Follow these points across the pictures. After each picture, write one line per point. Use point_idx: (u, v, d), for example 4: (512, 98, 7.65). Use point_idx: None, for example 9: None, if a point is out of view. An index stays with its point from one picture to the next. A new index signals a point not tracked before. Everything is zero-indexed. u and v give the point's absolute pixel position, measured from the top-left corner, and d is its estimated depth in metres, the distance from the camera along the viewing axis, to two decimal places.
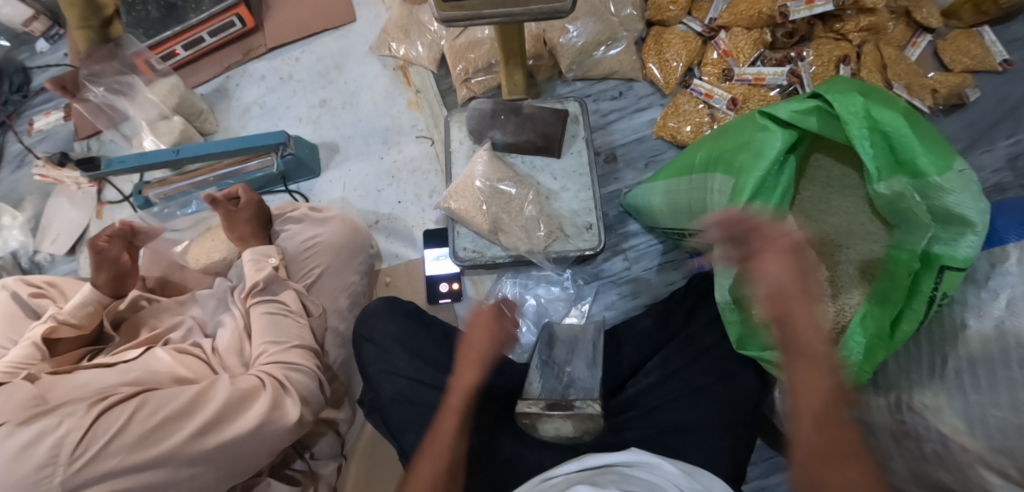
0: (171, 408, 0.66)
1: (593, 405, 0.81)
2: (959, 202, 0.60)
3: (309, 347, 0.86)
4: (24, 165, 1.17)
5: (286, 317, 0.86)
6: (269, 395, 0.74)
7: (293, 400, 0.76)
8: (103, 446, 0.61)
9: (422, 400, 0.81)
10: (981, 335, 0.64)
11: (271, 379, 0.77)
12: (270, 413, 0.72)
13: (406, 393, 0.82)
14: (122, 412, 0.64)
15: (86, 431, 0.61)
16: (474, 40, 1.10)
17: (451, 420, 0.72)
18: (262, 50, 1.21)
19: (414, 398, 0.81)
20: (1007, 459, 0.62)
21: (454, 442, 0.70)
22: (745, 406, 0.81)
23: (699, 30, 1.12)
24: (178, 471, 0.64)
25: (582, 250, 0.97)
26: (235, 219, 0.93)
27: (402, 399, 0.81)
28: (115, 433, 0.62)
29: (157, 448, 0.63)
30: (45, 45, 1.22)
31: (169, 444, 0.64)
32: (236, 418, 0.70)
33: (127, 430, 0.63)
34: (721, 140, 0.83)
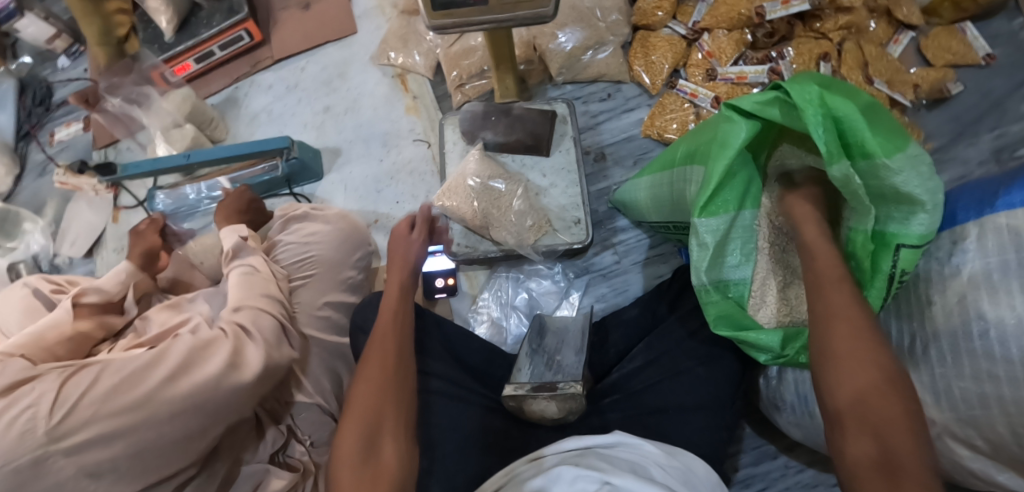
0: (127, 374, 0.67)
1: (575, 385, 0.82)
2: (906, 181, 0.64)
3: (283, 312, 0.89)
4: (46, 173, 1.24)
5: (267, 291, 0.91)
6: (226, 347, 0.76)
7: (252, 352, 0.78)
8: (75, 403, 0.64)
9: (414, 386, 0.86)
10: (944, 311, 0.67)
11: (234, 330, 0.80)
12: (231, 360, 0.75)
13: None
14: (88, 376, 0.66)
15: (58, 393, 0.64)
16: (468, 48, 1.16)
17: (378, 362, 0.76)
18: (269, 62, 1.28)
19: None
20: (972, 429, 0.66)
21: (384, 374, 0.74)
22: (728, 388, 0.83)
23: (684, 32, 1.16)
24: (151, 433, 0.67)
25: (571, 243, 1.01)
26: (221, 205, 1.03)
27: None
28: (78, 401, 0.64)
29: (127, 407, 0.66)
30: (66, 61, 1.30)
31: (135, 404, 0.66)
32: (199, 369, 0.72)
33: (98, 393, 0.65)
34: (697, 133, 0.86)
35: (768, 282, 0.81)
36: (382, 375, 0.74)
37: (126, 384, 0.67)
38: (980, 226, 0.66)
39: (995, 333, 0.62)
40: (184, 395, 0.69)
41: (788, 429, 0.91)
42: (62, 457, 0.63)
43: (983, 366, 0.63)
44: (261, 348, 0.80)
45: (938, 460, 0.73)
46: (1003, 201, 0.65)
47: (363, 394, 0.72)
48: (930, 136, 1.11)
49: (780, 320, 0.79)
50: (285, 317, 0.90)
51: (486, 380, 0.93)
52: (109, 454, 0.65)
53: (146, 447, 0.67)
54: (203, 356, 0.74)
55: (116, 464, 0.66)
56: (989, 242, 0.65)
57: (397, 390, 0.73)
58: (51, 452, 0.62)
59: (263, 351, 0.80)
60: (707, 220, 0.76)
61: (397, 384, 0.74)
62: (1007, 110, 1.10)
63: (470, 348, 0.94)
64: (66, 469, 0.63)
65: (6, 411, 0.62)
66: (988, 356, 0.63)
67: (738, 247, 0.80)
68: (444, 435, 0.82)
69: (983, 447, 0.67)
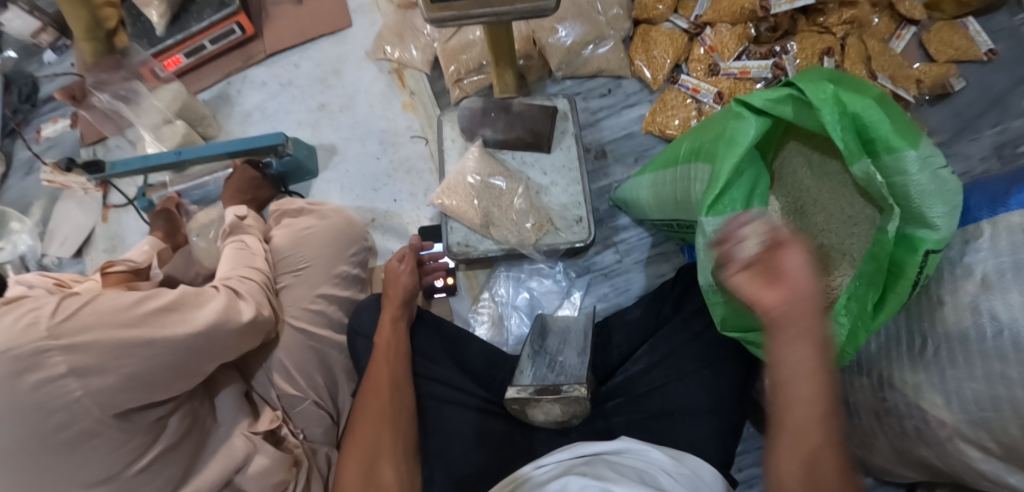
0: (124, 301, 0.65)
1: (579, 389, 0.82)
2: (923, 180, 0.62)
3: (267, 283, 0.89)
4: (33, 171, 1.21)
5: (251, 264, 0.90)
6: (220, 297, 0.76)
7: (247, 306, 0.78)
8: (77, 310, 0.61)
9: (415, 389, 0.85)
10: (956, 312, 0.66)
11: (226, 287, 0.80)
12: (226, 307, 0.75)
13: None
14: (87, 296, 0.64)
15: (58, 304, 0.61)
16: (466, 42, 1.14)
17: (378, 388, 0.77)
18: (262, 57, 1.25)
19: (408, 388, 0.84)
20: (983, 432, 0.65)
21: (383, 397, 0.76)
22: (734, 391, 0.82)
23: (686, 27, 1.14)
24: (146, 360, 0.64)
25: (572, 242, 1.00)
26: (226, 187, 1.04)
27: None
28: (78, 312, 0.61)
29: (126, 331, 0.63)
30: (52, 55, 1.27)
31: (135, 330, 0.64)
32: (198, 310, 0.71)
33: (99, 309, 0.62)
34: (703, 131, 0.85)
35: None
36: (378, 403, 0.76)
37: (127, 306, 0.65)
38: (994, 225, 0.65)
39: (1009, 335, 0.61)
40: (188, 325, 0.68)
41: None
42: (61, 354, 0.59)
43: (995, 368, 0.62)
44: (253, 305, 0.79)
45: (947, 462, 0.71)
46: (1016, 200, 0.65)
47: (364, 424, 0.75)
48: (933, 132, 1.10)
49: None
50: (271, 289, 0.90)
51: (488, 383, 0.91)
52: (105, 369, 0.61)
53: (138, 375, 0.63)
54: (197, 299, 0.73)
55: (111, 384, 0.61)
56: (1002, 240, 0.64)
57: (395, 413, 0.75)
58: (52, 347, 0.58)
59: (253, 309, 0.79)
60: (714, 219, 0.74)
61: (401, 406, 0.76)
62: (1009, 105, 1.09)
63: (471, 350, 0.93)
64: (59, 380, 0.58)
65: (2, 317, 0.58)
66: (1001, 357, 0.62)
67: None
68: (442, 439, 0.82)
69: (996, 450, 0.65)
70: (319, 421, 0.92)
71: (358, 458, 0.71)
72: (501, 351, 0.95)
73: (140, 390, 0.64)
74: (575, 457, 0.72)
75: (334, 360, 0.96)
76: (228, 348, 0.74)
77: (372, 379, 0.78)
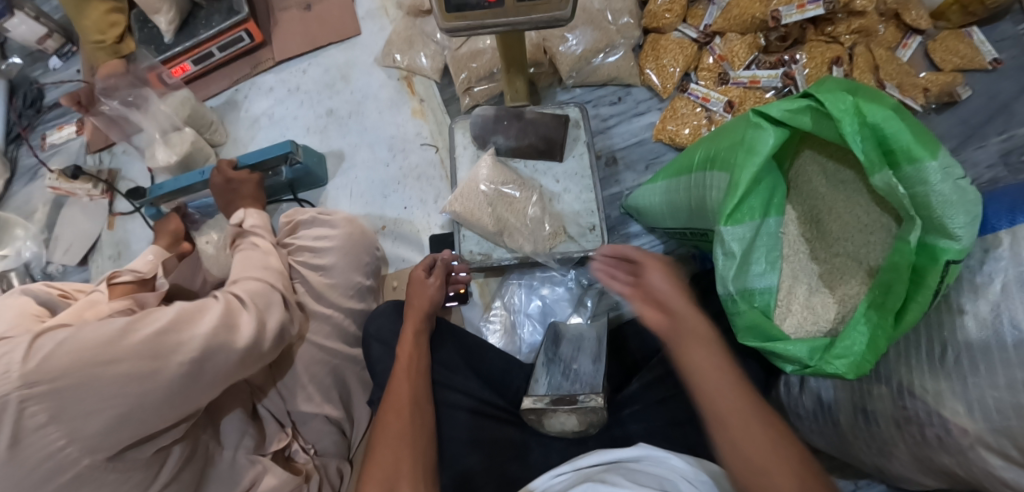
0: (100, 337, 0.63)
1: (596, 398, 0.80)
2: (943, 189, 0.62)
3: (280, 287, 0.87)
4: (37, 177, 1.19)
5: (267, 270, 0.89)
6: (207, 315, 0.73)
7: (248, 316, 0.77)
8: (51, 352, 0.60)
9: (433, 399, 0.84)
10: (977, 322, 0.67)
11: (227, 297, 0.79)
12: (215, 331, 0.71)
13: None
14: (67, 332, 0.63)
15: (31, 347, 0.60)
16: (476, 50, 1.14)
17: (400, 401, 0.77)
18: (270, 64, 1.24)
19: None
20: (1007, 440, 0.64)
21: (405, 415, 0.76)
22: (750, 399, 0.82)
23: (695, 36, 1.15)
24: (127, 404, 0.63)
25: (585, 250, 0.99)
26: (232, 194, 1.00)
27: None
28: (48, 356, 0.60)
29: (99, 372, 0.61)
30: (58, 61, 1.26)
31: (114, 370, 0.62)
32: (187, 331, 0.69)
33: (73, 349, 0.61)
34: (718, 139, 0.86)
35: (789, 289, 0.79)
36: (398, 422, 0.75)
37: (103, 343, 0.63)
38: (1013, 234, 0.66)
39: None
40: (169, 358, 0.66)
41: (808, 436, 0.90)
42: (37, 402, 0.58)
43: (1018, 377, 0.63)
44: (256, 316, 0.78)
45: (970, 470, 0.70)
46: None
47: (387, 439, 0.73)
48: (940, 139, 1.11)
49: (806, 329, 0.77)
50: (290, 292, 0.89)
51: (504, 391, 0.90)
52: (82, 414, 0.60)
53: (133, 416, 0.63)
54: (190, 319, 0.71)
55: (100, 428, 0.61)
56: (1023, 249, 0.65)
57: (416, 433, 0.74)
58: (27, 396, 0.58)
59: (252, 324, 0.77)
60: (733, 228, 0.74)
61: (420, 423, 0.76)
62: (1015, 113, 1.10)
63: (487, 357, 0.92)
64: (42, 429, 0.59)
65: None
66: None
67: (763, 255, 0.78)
68: (456, 449, 0.81)
69: (1018, 458, 0.64)
70: (333, 430, 0.91)
71: (379, 476, 0.70)
72: (513, 358, 0.94)
73: (134, 426, 0.64)
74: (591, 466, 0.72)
75: (346, 369, 0.96)
76: (220, 374, 0.71)
77: (393, 394, 0.78)
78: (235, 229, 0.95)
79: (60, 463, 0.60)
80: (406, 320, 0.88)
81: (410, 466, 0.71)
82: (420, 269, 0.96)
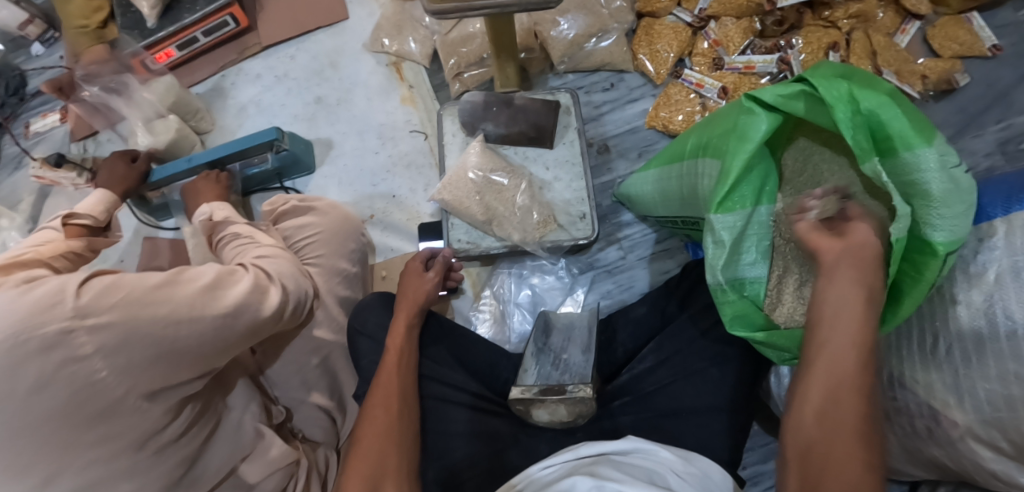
0: (148, 282, 0.60)
1: (584, 389, 0.79)
2: (936, 178, 0.60)
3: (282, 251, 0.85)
4: (22, 167, 1.18)
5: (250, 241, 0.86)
6: (246, 284, 0.71)
7: (275, 289, 0.75)
8: (107, 288, 0.56)
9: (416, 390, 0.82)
10: (970, 311, 0.65)
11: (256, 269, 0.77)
12: (253, 295, 0.70)
13: None
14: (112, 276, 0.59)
15: (85, 281, 0.56)
16: (466, 35, 1.12)
17: (384, 393, 0.75)
18: (256, 49, 1.22)
19: None
20: (997, 432, 0.63)
21: (392, 410, 0.74)
22: (739, 390, 0.81)
23: (689, 20, 1.12)
24: (170, 350, 0.59)
25: (575, 239, 0.98)
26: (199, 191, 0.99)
27: None
28: (111, 294, 0.56)
29: (151, 311, 0.58)
30: (41, 48, 1.24)
31: (160, 312, 0.59)
32: (225, 290, 0.67)
33: (126, 288, 0.58)
34: (710, 126, 0.85)
35: (780, 279, 0.78)
36: (386, 415, 0.73)
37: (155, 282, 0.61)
38: (1010, 224, 0.64)
39: None
40: (212, 310, 0.63)
41: None
42: (87, 335, 0.54)
43: (1009, 367, 0.61)
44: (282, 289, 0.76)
45: (958, 462, 0.69)
46: None
47: (369, 433, 0.72)
48: (937, 127, 1.09)
49: (796, 319, 0.75)
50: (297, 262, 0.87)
51: (491, 382, 0.90)
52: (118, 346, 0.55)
53: (174, 359, 0.60)
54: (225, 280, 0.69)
55: (141, 369, 0.57)
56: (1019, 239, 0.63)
57: (404, 426, 0.73)
58: (77, 328, 0.53)
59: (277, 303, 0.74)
60: (724, 216, 0.74)
61: (403, 416, 0.74)
62: (1013, 101, 1.08)
63: (473, 349, 0.92)
64: (85, 361, 0.54)
65: (21, 292, 0.53)
66: (1017, 357, 0.60)
67: (754, 245, 0.77)
68: (443, 442, 0.80)
69: (1008, 450, 0.63)
70: (319, 423, 0.90)
71: (366, 468, 0.69)
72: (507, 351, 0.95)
73: (166, 372, 0.60)
74: (579, 459, 0.71)
75: (336, 357, 0.93)
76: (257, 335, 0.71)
77: (380, 384, 0.76)
78: (207, 223, 0.91)
79: (88, 403, 0.54)
80: (400, 309, 0.87)
81: (396, 457, 0.70)
82: (418, 261, 0.96)
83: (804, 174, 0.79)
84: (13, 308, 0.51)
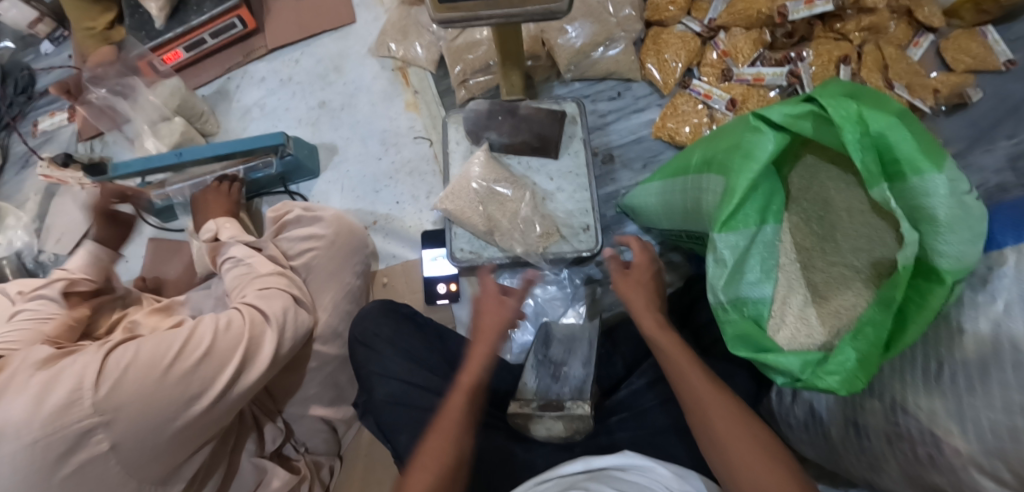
0: (149, 356, 0.68)
1: (583, 406, 0.83)
2: (942, 203, 0.59)
3: (283, 280, 0.90)
4: (29, 166, 1.19)
5: (248, 266, 0.91)
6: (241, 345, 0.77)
7: (270, 335, 0.81)
8: (118, 376, 0.65)
9: (418, 403, 0.81)
10: (976, 340, 0.64)
11: (250, 310, 0.82)
12: (251, 350, 0.78)
13: (399, 395, 0.82)
14: (122, 352, 0.67)
15: (100, 368, 0.65)
16: (472, 41, 1.11)
17: None
18: (263, 52, 1.21)
19: (410, 400, 0.81)
20: (999, 461, 0.62)
21: None
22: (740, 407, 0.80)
23: (699, 30, 1.12)
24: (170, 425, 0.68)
25: (578, 251, 0.98)
26: (205, 207, 1.02)
27: (397, 402, 0.81)
28: (118, 378, 0.65)
29: (156, 391, 0.67)
30: (50, 46, 1.24)
31: (163, 388, 0.68)
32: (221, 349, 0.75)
33: (137, 371, 0.66)
34: (716, 140, 0.84)
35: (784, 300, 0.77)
36: None
37: (164, 359, 0.69)
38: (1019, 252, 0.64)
39: None
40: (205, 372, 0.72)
41: (802, 449, 0.90)
42: (103, 429, 0.63)
43: (1015, 398, 0.60)
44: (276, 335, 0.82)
45: None
46: None
47: None
48: (946, 143, 1.07)
49: (798, 342, 0.75)
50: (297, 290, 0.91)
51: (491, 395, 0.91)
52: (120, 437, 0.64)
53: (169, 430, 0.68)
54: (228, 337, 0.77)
55: (140, 446, 0.66)
56: None
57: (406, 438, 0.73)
58: (94, 427, 0.62)
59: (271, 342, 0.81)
60: (726, 235, 0.73)
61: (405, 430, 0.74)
62: None
63: None
64: (99, 444, 0.63)
65: (44, 392, 0.61)
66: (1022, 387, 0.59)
67: (758, 265, 0.76)
68: None
69: (1010, 481, 0.62)
70: (320, 431, 0.93)
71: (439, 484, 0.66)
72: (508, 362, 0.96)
73: (168, 444, 0.69)
74: (589, 471, 0.70)
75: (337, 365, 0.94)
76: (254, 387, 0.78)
77: (468, 388, 0.74)
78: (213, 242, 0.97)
79: (95, 475, 0.63)
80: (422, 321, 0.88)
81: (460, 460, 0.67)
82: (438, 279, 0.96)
83: (813, 194, 0.78)
84: (36, 411, 0.59)
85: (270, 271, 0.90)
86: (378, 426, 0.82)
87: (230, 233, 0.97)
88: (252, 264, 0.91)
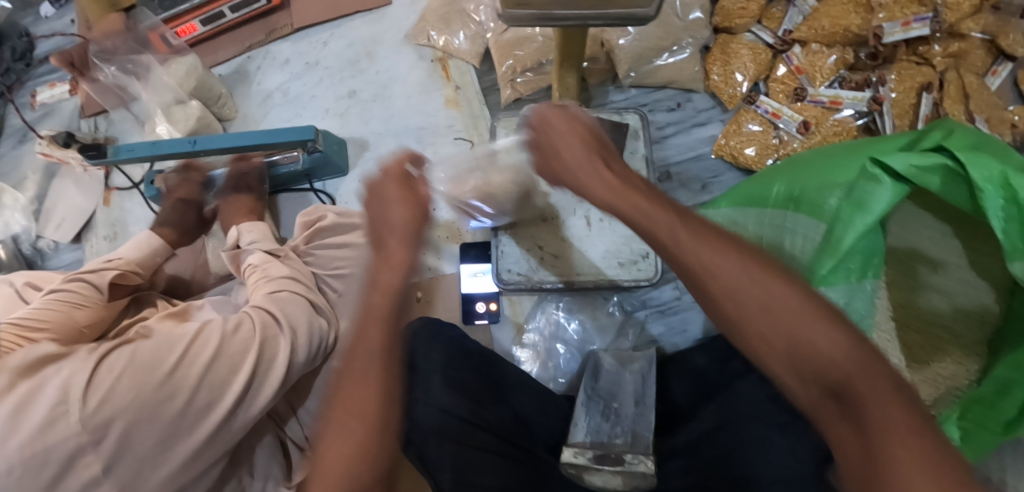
0: (143, 363, 0.60)
1: (645, 462, 0.73)
2: None
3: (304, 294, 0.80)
4: (27, 141, 1.07)
5: (274, 264, 0.83)
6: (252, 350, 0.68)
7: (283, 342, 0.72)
8: (108, 391, 0.57)
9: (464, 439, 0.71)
10: None
11: (263, 313, 0.73)
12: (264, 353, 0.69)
13: (445, 430, 0.71)
14: (121, 358, 0.59)
15: (90, 378, 0.57)
16: (523, 36, 1.02)
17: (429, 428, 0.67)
18: (287, 30, 1.09)
19: (455, 436, 0.71)
20: None
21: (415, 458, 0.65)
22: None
23: (771, 41, 1.03)
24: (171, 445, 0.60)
25: (636, 280, 0.90)
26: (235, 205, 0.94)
27: (441, 437, 0.70)
28: (108, 393, 0.57)
29: (151, 410, 0.59)
30: (50, 9, 1.09)
31: (161, 406, 0.59)
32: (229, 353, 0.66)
33: (133, 380, 0.58)
34: (807, 176, 0.77)
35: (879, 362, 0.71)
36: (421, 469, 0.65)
37: (162, 368, 0.60)
38: None
39: None
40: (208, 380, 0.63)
41: None
42: (95, 452, 0.56)
43: None
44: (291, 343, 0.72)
45: None
46: None
47: None
48: None
49: None
50: (324, 304, 0.83)
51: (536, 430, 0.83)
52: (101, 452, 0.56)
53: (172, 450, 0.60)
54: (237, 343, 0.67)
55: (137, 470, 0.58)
56: None
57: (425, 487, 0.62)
58: (84, 446, 0.55)
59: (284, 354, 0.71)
60: (826, 291, 0.68)
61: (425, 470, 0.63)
62: None
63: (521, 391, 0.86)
64: (93, 475, 0.56)
65: (22, 410, 0.54)
66: None
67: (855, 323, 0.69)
68: None
69: None
70: None
71: (354, 439, 0.50)
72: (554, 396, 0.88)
73: (169, 466, 0.61)
74: None
75: None
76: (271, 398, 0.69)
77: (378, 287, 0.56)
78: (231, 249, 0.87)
79: None
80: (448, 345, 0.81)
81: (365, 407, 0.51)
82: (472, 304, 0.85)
83: (910, 250, 0.73)
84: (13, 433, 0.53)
85: (298, 282, 0.81)
86: (421, 461, 0.71)
87: (253, 237, 0.88)
88: (274, 270, 0.81)
